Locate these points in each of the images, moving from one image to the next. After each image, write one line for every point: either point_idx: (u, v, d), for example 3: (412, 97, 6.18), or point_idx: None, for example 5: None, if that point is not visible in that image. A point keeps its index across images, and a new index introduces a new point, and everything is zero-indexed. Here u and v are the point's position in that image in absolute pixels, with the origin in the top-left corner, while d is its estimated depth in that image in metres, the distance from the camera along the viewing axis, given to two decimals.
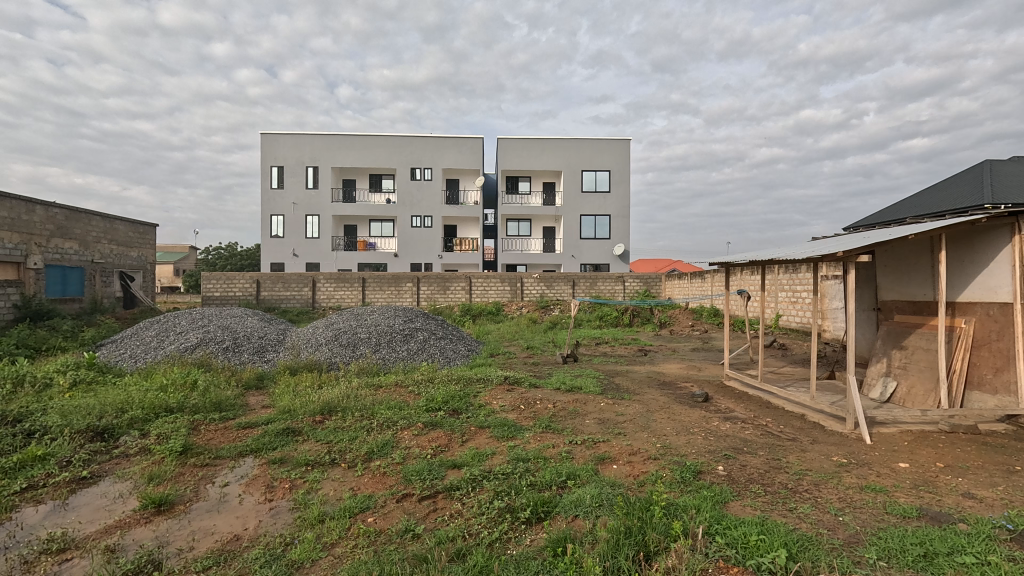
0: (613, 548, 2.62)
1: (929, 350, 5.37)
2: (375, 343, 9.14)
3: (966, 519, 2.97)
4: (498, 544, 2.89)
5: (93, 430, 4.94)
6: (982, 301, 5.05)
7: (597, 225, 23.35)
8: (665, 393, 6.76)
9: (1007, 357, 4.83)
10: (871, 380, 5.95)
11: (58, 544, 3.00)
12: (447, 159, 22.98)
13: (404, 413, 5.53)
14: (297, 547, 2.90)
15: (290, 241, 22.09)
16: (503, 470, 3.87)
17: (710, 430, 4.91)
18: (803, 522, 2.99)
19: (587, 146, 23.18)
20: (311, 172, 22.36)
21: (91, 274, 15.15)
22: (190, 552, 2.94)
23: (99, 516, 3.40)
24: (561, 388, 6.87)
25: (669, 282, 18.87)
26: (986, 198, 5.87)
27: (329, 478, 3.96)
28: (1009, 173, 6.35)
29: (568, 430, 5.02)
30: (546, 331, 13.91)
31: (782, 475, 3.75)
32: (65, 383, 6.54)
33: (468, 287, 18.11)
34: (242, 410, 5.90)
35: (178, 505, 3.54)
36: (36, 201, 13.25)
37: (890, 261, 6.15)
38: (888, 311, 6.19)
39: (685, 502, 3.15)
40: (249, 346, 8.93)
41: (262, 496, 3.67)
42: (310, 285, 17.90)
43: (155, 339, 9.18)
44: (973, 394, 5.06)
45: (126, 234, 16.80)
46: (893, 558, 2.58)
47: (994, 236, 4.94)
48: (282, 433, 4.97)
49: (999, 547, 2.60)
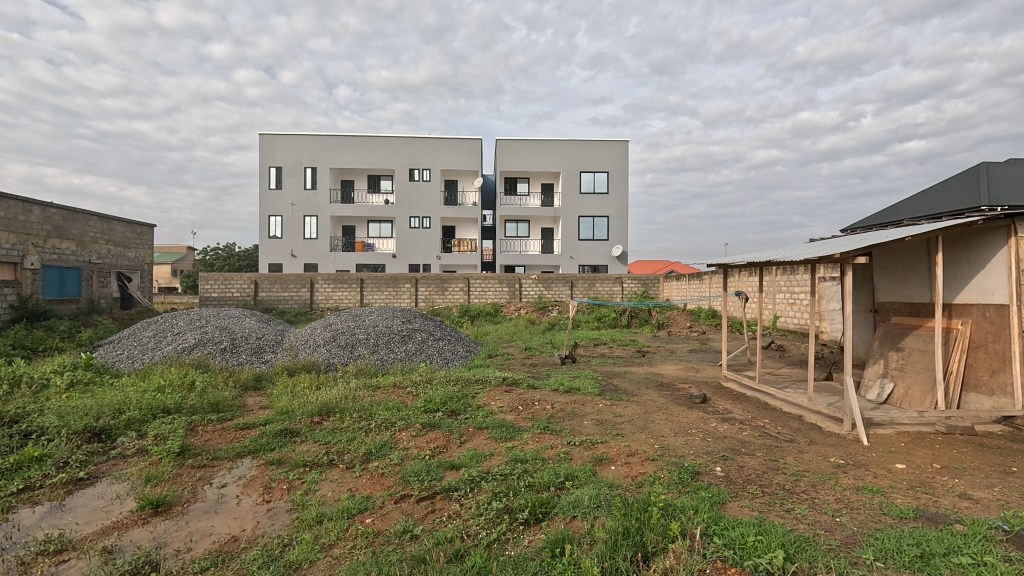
0: (611, 549, 2.64)
1: (926, 351, 5.39)
2: (373, 343, 9.17)
3: (962, 520, 2.99)
4: (495, 544, 2.89)
5: (90, 431, 4.93)
6: (979, 302, 5.08)
7: (595, 226, 23.39)
8: (663, 394, 6.78)
9: (1004, 358, 4.85)
10: (868, 381, 5.96)
11: (55, 544, 2.99)
12: (446, 160, 22.99)
13: (402, 414, 5.53)
14: (295, 548, 2.90)
15: (288, 241, 22.07)
16: (501, 471, 3.87)
17: (707, 432, 4.93)
18: (801, 523, 3.00)
19: (586, 148, 23.24)
20: (309, 173, 22.34)
21: (88, 275, 15.10)
22: (188, 553, 2.93)
23: (97, 517, 3.40)
24: (559, 389, 6.90)
25: (666, 283, 18.89)
26: (983, 200, 5.92)
27: (327, 479, 3.96)
28: (1006, 174, 6.40)
29: (566, 431, 5.04)
30: (544, 332, 13.91)
31: (780, 476, 3.76)
32: (62, 384, 6.54)
33: (466, 288, 18.12)
34: (240, 411, 5.90)
35: (175, 506, 3.53)
36: (33, 201, 13.21)
37: (887, 263, 6.18)
38: (885, 313, 6.22)
39: (683, 503, 3.16)
40: (247, 346, 8.91)
41: (260, 496, 3.67)
42: (308, 286, 17.87)
43: (152, 340, 9.15)
44: (970, 395, 5.08)
45: (124, 235, 16.75)
46: (890, 558, 2.59)
47: (990, 238, 4.96)
48: (281, 434, 4.97)
49: (994, 548, 2.61)
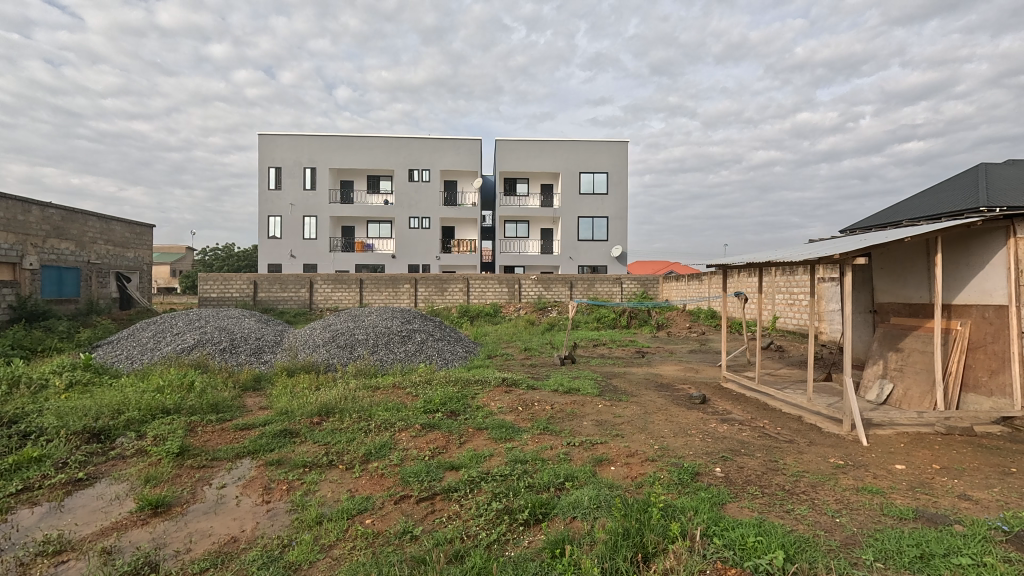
0: (612, 550, 2.64)
1: (926, 352, 5.39)
2: (373, 344, 9.16)
3: (962, 521, 2.99)
4: (495, 545, 2.89)
5: (89, 432, 4.92)
6: (978, 303, 5.09)
7: (594, 227, 23.39)
8: (662, 395, 6.77)
9: (1003, 359, 4.86)
10: (867, 382, 5.96)
11: (54, 545, 2.99)
12: (446, 160, 22.98)
13: (402, 415, 5.53)
14: (295, 549, 2.90)
15: (288, 241, 22.05)
16: (500, 472, 3.86)
17: (707, 432, 4.93)
18: (800, 524, 3.00)
19: (585, 148, 23.25)
20: (308, 173, 22.33)
21: (87, 275, 15.09)
22: (187, 554, 2.93)
23: (96, 518, 3.40)
24: (559, 390, 6.89)
25: (666, 284, 18.89)
26: (981, 200, 5.93)
27: (326, 479, 3.96)
28: (1004, 175, 6.42)
29: (565, 431, 5.03)
30: (544, 332, 13.92)
31: (780, 476, 3.76)
32: (60, 384, 6.52)
33: (466, 288, 18.11)
34: (239, 412, 5.90)
35: (174, 507, 3.53)
36: (32, 201, 13.18)
37: (886, 264, 6.19)
38: (884, 313, 6.22)
39: (683, 503, 3.16)
40: (246, 347, 8.89)
41: (260, 497, 3.67)
42: (307, 286, 17.85)
43: (151, 341, 9.13)
44: (969, 395, 5.09)
45: (123, 235, 16.74)
46: (891, 559, 2.59)
47: (989, 239, 4.97)
48: (281, 435, 4.97)
49: (994, 549, 2.61)
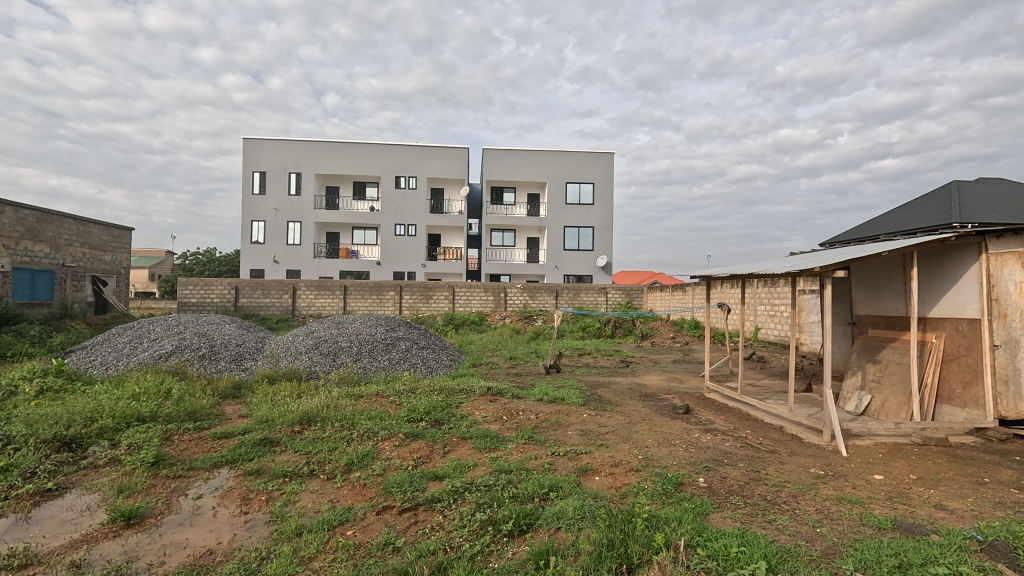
0: (596, 561, 2.63)
1: (902, 363, 5.53)
2: (356, 351, 9.02)
3: (938, 531, 3.05)
4: (479, 557, 2.86)
5: (60, 440, 4.74)
6: (952, 317, 5.24)
7: (580, 237, 23.55)
8: (646, 405, 6.79)
9: (976, 371, 5.02)
10: (847, 393, 6.04)
11: (20, 559, 2.86)
12: (433, 168, 23.02)
13: (385, 424, 5.46)
14: (273, 562, 2.82)
15: (271, 246, 21.78)
16: (485, 482, 3.82)
17: (691, 442, 4.96)
18: (782, 534, 3.02)
19: (572, 159, 23.48)
20: (293, 178, 22.10)
21: (61, 278, 14.65)
22: (160, 567, 2.83)
23: (65, 530, 3.26)
24: (544, 399, 6.86)
25: (650, 294, 19.07)
26: (954, 217, 6.12)
27: (306, 490, 3.87)
28: (975, 193, 6.66)
29: (550, 441, 5.02)
30: (529, 341, 13.92)
31: (761, 487, 3.80)
32: (30, 392, 6.27)
33: (451, 296, 18.03)
34: (217, 420, 5.75)
35: (148, 519, 3.41)
36: (5, 201, 12.88)
37: (864, 277, 6.35)
38: (862, 325, 6.37)
39: (668, 514, 3.18)
40: (226, 354, 8.68)
41: (238, 508, 3.57)
42: (291, 292, 17.61)
43: (127, 347, 8.87)
44: (944, 407, 5.22)
45: (100, 237, 16.30)
46: (869, 567, 2.64)
47: (962, 254, 5.15)
48: (260, 444, 4.86)
49: (969, 558, 2.68)
